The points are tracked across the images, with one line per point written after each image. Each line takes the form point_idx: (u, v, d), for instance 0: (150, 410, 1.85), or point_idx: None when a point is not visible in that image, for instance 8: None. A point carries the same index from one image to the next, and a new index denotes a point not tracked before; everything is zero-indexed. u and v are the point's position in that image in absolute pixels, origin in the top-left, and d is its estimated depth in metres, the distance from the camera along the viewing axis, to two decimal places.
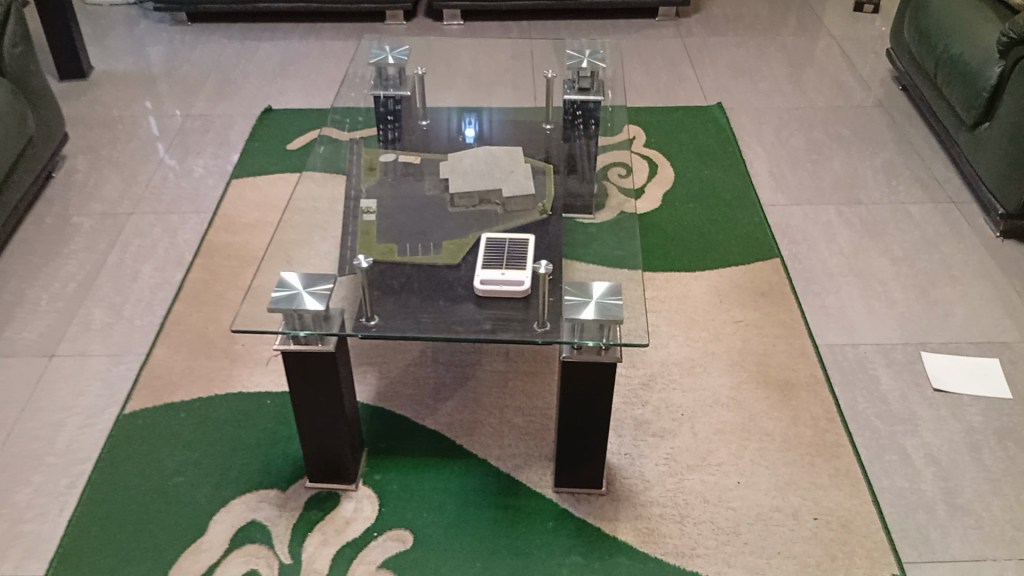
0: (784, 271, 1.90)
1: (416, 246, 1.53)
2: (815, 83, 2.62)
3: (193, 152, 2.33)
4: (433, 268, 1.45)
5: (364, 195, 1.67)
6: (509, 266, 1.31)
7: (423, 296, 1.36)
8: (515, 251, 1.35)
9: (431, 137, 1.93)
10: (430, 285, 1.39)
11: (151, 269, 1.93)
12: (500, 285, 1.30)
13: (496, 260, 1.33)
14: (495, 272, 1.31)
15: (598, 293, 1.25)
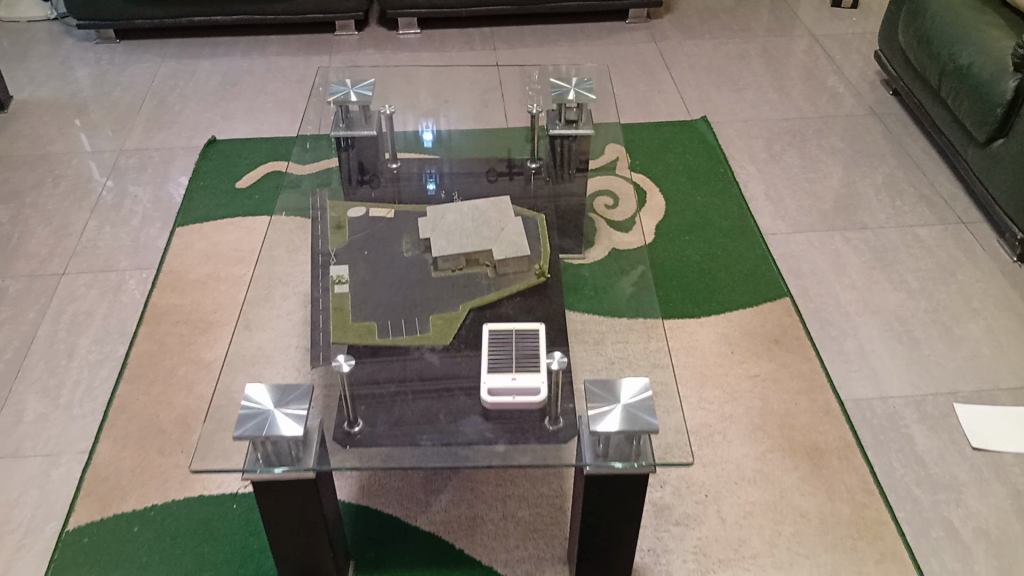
0: (797, 312, 1.74)
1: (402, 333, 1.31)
2: (802, 89, 2.47)
3: (131, 195, 2.07)
4: (423, 361, 1.27)
5: (332, 258, 1.46)
6: (518, 368, 1.14)
7: (418, 408, 1.18)
8: (524, 344, 1.18)
9: (406, 183, 1.67)
10: (423, 388, 1.22)
11: (91, 342, 1.69)
12: (510, 395, 1.12)
13: (503, 357, 1.16)
14: (504, 376, 1.13)
15: (627, 394, 1.07)
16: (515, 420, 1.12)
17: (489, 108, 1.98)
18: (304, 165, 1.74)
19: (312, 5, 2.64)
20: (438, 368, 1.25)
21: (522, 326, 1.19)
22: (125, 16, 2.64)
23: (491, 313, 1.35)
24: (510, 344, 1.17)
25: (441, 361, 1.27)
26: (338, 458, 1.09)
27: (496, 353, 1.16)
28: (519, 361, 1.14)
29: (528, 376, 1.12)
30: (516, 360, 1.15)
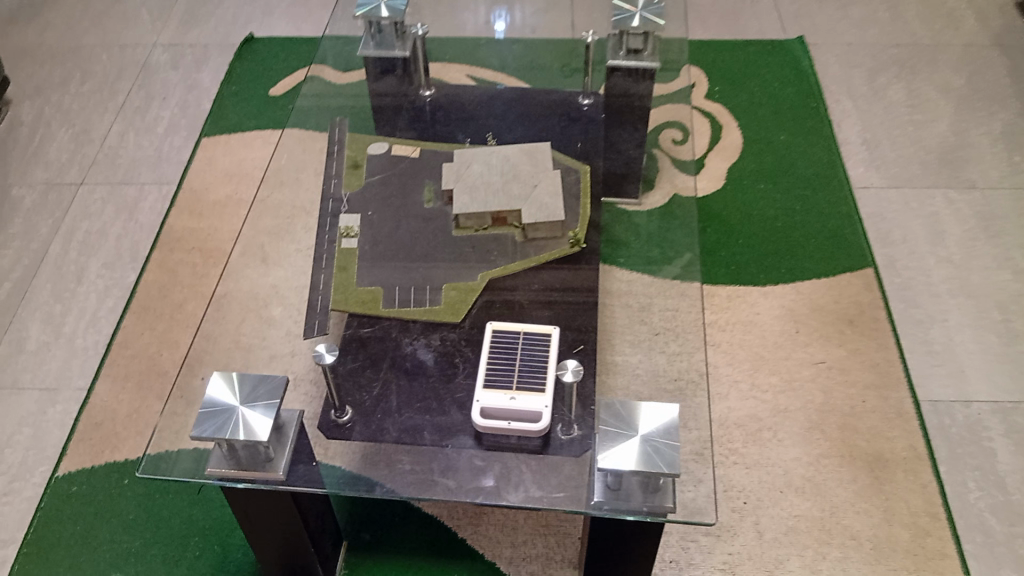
0: (878, 288, 1.51)
1: (395, 327, 1.16)
2: (919, 9, 2.12)
3: (159, 98, 1.93)
4: (415, 360, 1.11)
5: (344, 205, 1.29)
6: (519, 386, 0.96)
7: (404, 424, 1.03)
8: (533, 353, 1.00)
9: (440, 117, 1.53)
10: (414, 399, 1.06)
11: (101, 266, 1.59)
12: (506, 421, 0.95)
13: (504, 370, 0.98)
14: (501, 395, 0.95)
15: (650, 423, 0.90)
16: (509, 450, 0.96)
17: (548, 24, 1.75)
18: (337, 70, 1.65)
19: None
20: (431, 374, 1.09)
21: (533, 329, 1.01)
22: None
23: (502, 305, 1.17)
24: (514, 353, 0.99)
25: (435, 362, 1.10)
26: (296, 475, 0.94)
27: (497, 363, 0.99)
28: (523, 378, 0.97)
29: (529, 398, 0.95)
30: (519, 374, 0.97)
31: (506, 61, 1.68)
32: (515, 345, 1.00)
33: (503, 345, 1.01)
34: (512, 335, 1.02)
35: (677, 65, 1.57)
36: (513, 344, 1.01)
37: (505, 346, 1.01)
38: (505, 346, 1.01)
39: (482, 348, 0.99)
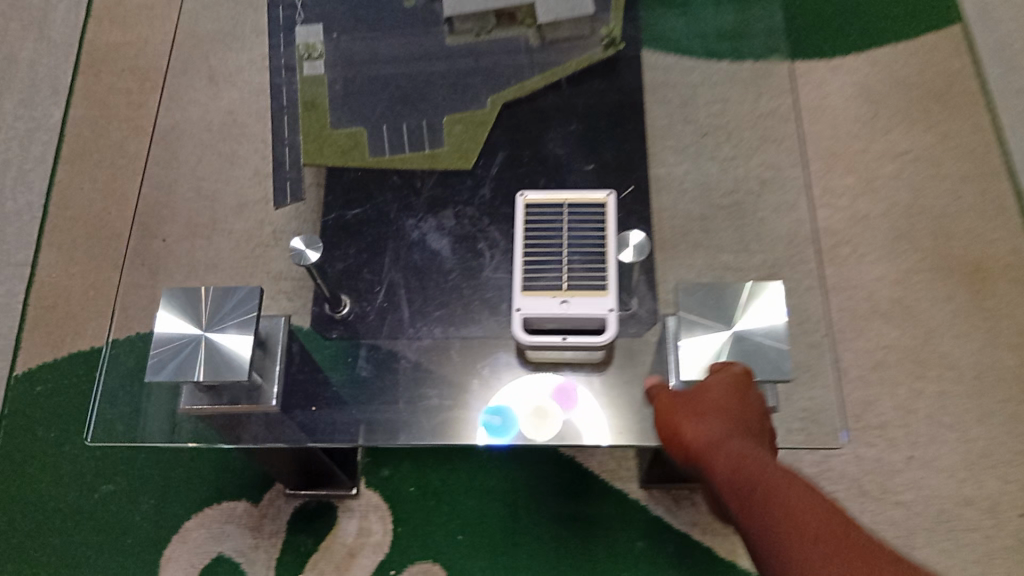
0: (970, 51, 1.23)
1: (391, 203, 0.92)
2: None
3: None
4: (425, 250, 0.88)
5: (299, 14, 0.98)
6: (572, 286, 0.70)
7: (422, 341, 0.81)
8: (583, 227, 0.73)
9: None
10: (429, 304, 0.84)
11: (17, 105, 1.30)
12: (560, 336, 0.71)
13: (548, 261, 0.71)
14: (549, 299, 0.70)
15: (755, 318, 0.70)
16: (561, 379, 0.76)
17: None
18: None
19: None
20: (448, 272, 0.86)
21: (579, 196, 0.74)
22: None
23: (530, 156, 0.94)
24: (557, 232, 0.73)
25: (452, 252, 0.88)
26: (293, 428, 0.76)
27: (536, 250, 0.72)
28: (575, 270, 0.71)
29: (587, 303, 0.69)
30: (570, 264, 0.71)
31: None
32: (557, 221, 0.73)
33: (539, 221, 0.74)
34: (551, 204, 0.74)
35: None
36: (553, 217, 0.74)
37: (544, 220, 0.73)
38: (543, 222, 0.73)
39: (516, 233, 0.72)
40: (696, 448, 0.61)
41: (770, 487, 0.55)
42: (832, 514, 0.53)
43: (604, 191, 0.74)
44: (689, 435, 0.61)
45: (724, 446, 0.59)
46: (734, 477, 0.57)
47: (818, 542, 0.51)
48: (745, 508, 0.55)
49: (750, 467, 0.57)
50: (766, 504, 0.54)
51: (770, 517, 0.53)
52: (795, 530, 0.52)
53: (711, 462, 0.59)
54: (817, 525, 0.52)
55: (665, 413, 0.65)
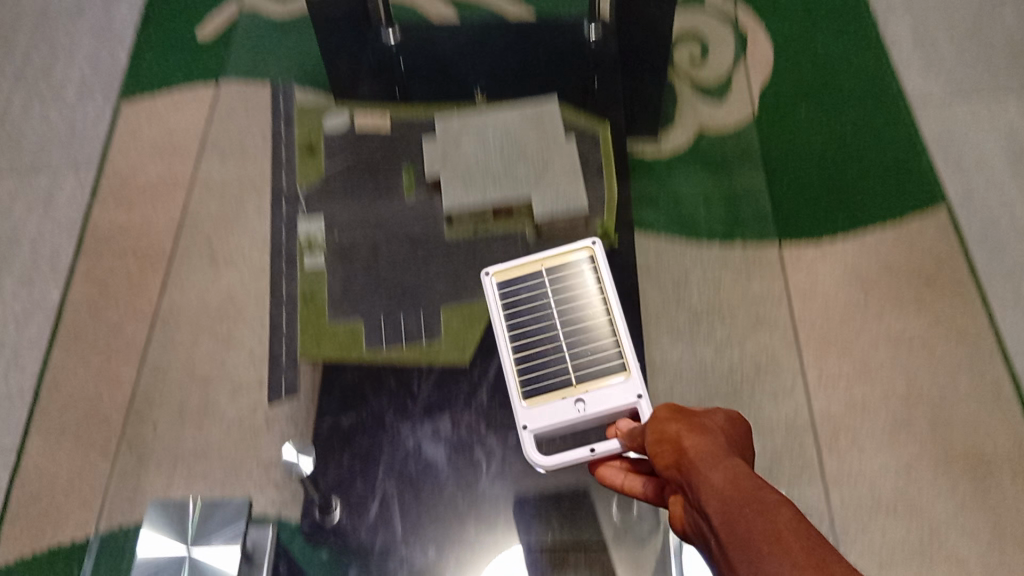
0: (957, 235, 1.25)
1: (387, 407, 0.93)
2: None
3: (62, 55, 1.58)
4: (422, 459, 0.89)
5: (302, 205, 1.00)
6: (581, 381, 0.84)
7: (415, 562, 0.83)
8: (573, 301, 0.88)
9: None
10: (423, 519, 0.85)
11: (17, 286, 1.32)
12: (587, 447, 0.79)
13: (555, 355, 0.85)
14: (565, 403, 0.83)
15: None
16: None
17: None
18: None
19: None
20: (444, 482, 0.87)
21: (562, 267, 0.89)
22: None
23: None
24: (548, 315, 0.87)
25: (448, 461, 0.89)
26: None
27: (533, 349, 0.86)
28: (582, 358, 0.85)
29: (604, 388, 0.83)
30: (572, 348, 0.85)
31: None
32: (545, 309, 0.88)
33: (527, 314, 0.88)
34: (535, 283, 0.89)
35: None
36: (537, 297, 0.89)
37: (531, 306, 0.88)
38: (528, 312, 0.88)
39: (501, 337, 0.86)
40: (672, 445, 0.60)
41: (727, 471, 0.53)
42: (780, 496, 0.50)
43: (580, 252, 0.90)
44: (671, 434, 0.61)
45: (700, 442, 0.58)
46: (699, 466, 0.56)
47: (756, 512, 0.48)
48: (702, 490, 0.54)
49: (717, 459, 0.55)
50: (736, 496, 0.50)
51: (731, 506, 0.50)
52: (737, 505, 0.50)
53: (682, 454, 0.58)
54: (764, 504, 0.49)
55: (652, 425, 0.65)
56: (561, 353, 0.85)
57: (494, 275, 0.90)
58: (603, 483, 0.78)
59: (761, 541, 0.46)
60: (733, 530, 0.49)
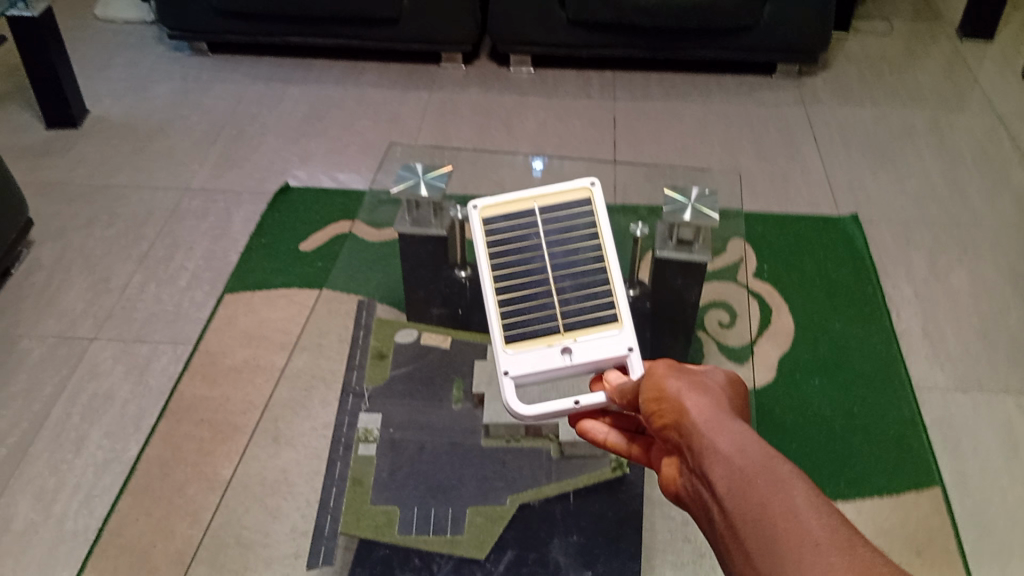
0: (949, 512, 1.35)
1: None
2: (979, 185, 2.01)
3: (183, 247, 1.85)
4: None
5: (364, 401, 1.19)
6: (569, 329, 0.91)
7: None
8: (570, 248, 0.96)
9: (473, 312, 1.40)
10: None
11: (102, 435, 1.48)
12: (574, 399, 0.85)
13: (543, 293, 0.93)
14: (552, 347, 0.89)
15: None
16: None
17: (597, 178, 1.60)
18: (369, 226, 1.52)
19: (414, 34, 2.31)
20: None
21: (557, 205, 0.98)
22: (217, 30, 2.37)
23: (534, 557, 1.08)
24: (537, 261, 0.95)
25: None
26: None
27: (521, 293, 0.93)
28: (570, 307, 0.92)
29: (595, 340, 0.90)
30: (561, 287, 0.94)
31: None
32: (536, 252, 0.95)
33: (517, 257, 0.95)
34: (528, 222, 0.97)
35: (725, 239, 1.41)
36: (529, 237, 0.96)
37: (521, 249, 0.96)
38: (516, 252, 0.95)
39: (490, 289, 0.93)
40: (672, 410, 0.69)
41: (732, 441, 0.61)
42: (791, 467, 0.57)
43: (580, 192, 0.98)
44: (672, 395, 0.69)
45: (701, 407, 0.66)
46: (704, 432, 0.63)
47: (770, 481, 0.56)
48: (708, 457, 0.62)
49: (727, 431, 0.63)
50: (751, 470, 0.58)
51: (745, 480, 0.57)
52: (745, 475, 0.58)
53: (686, 416, 0.66)
54: (777, 478, 0.56)
55: (654, 383, 0.73)
56: (550, 297, 0.92)
57: (480, 210, 0.97)
58: (583, 434, 0.87)
59: (773, 507, 0.54)
60: (742, 496, 0.56)
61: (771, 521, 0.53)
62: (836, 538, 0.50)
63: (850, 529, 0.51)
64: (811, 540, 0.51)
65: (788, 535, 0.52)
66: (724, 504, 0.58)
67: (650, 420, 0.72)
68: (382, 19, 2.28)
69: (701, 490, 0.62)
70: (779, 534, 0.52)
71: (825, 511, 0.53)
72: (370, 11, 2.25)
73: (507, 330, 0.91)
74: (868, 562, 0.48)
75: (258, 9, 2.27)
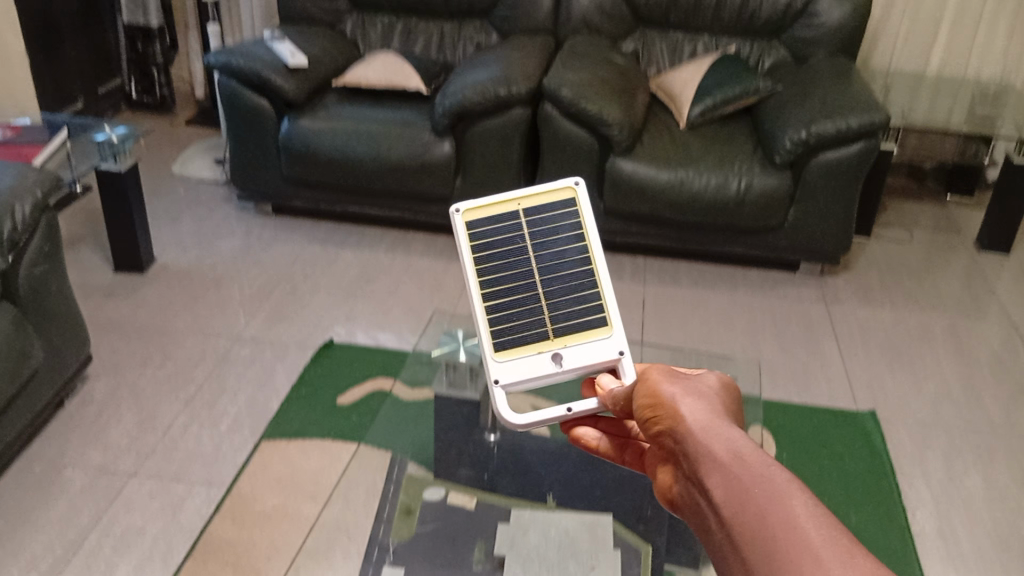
0: None
1: None
2: (996, 393, 2.08)
3: (227, 391, 1.95)
4: None
5: (390, 554, 1.32)
6: (557, 334, 1.06)
7: None
8: (554, 251, 1.09)
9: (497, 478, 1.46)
10: None
11: (129, 569, 1.52)
12: (566, 405, 1.00)
13: (530, 298, 1.06)
14: (544, 353, 1.05)
15: None
16: None
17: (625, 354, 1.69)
18: (407, 385, 1.60)
19: None
20: None
21: (539, 206, 1.10)
22: (283, 194, 2.58)
23: None
24: (525, 266, 1.08)
25: None
26: None
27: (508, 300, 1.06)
28: (559, 311, 1.07)
29: (580, 345, 1.06)
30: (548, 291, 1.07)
31: None
32: (524, 256, 1.08)
33: (504, 261, 1.07)
34: (514, 226, 1.09)
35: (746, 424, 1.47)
36: (515, 239, 1.08)
37: (510, 252, 1.07)
38: (504, 254, 1.07)
39: (478, 299, 1.05)
40: (668, 416, 0.77)
41: (724, 442, 0.70)
42: (777, 465, 0.65)
43: (562, 194, 1.10)
44: (668, 402, 0.78)
45: (693, 413, 0.75)
46: (698, 435, 0.72)
47: (759, 483, 0.64)
48: (702, 457, 0.70)
49: (719, 436, 0.71)
50: (741, 473, 0.65)
51: (737, 483, 0.65)
52: (736, 472, 0.66)
53: (681, 421, 0.75)
54: (766, 480, 0.64)
55: (651, 391, 0.81)
56: (538, 302, 1.06)
57: (463, 214, 1.08)
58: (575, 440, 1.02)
59: (763, 501, 0.62)
60: (735, 490, 0.65)
61: (763, 514, 0.61)
62: (821, 529, 0.59)
63: (832, 521, 0.60)
64: (798, 531, 0.59)
65: (779, 526, 0.60)
66: (717, 502, 0.66)
67: (647, 425, 0.81)
68: (435, 196, 2.48)
69: (696, 488, 0.70)
70: (770, 526, 0.60)
71: (809, 506, 0.61)
72: (426, 189, 2.44)
73: (501, 338, 1.05)
74: (850, 556, 0.56)
75: (324, 180, 2.48)
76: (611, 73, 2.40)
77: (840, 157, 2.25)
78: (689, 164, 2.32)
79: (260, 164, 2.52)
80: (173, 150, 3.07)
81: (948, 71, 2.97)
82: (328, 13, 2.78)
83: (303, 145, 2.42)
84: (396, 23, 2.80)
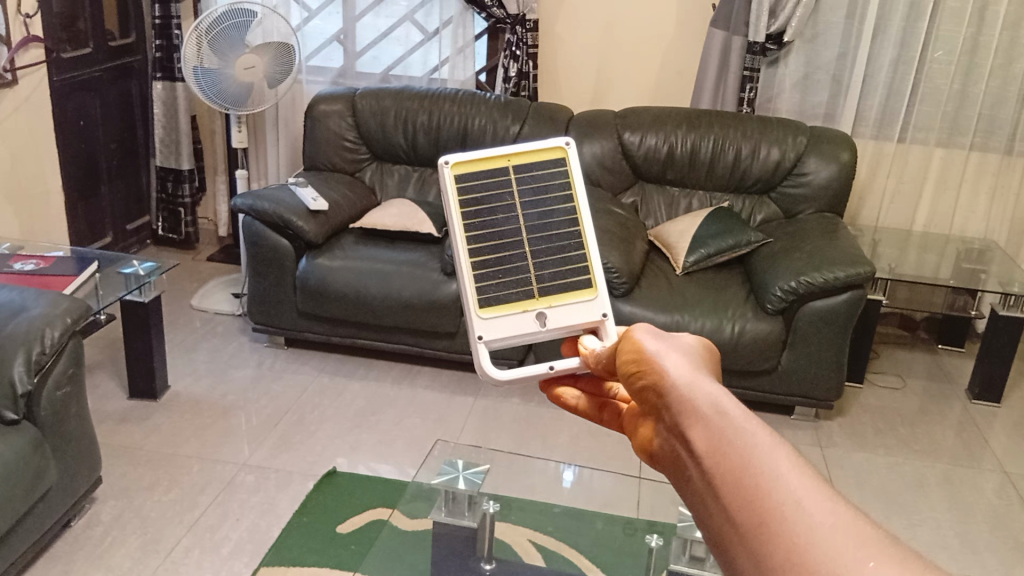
0: None
1: None
2: (989, 540, 2.10)
3: (231, 517, 1.99)
4: None
5: None
6: (544, 294, 0.93)
7: None
8: (544, 206, 0.93)
9: None
10: None
11: None
12: (547, 363, 0.90)
13: (515, 257, 0.91)
14: (530, 313, 0.93)
15: None
16: None
17: (624, 482, 1.73)
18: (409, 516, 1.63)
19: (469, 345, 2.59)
20: None
21: (531, 157, 0.94)
22: (296, 327, 2.68)
23: None
24: (512, 223, 0.92)
25: None
26: None
27: (494, 259, 0.91)
28: (546, 269, 0.93)
29: (569, 307, 0.94)
30: (537, 251, 0.93)
31: (582, 541, 1.67)
32: (512, 213, 0.92)
33: (492, 217, 0.91)
34: (503, 183, 0.92)
35: None
36: (503, 195, 0.92)
37: (498, 209, 0.91)
38: (492, 210, 0.91)
39: (462, 251, 0.89)
40: (653, 371, 0.63)
41: (714, 403, 0.57)
42: (775, 436, 0.53)
43: (556, 147, 0.94)
44: (653, 359, 0.64)
45: (681, 370, 0.62)
46: (686, 397, 0.59)
47: (756, 457, 0.51)
48: (689, 421, 0.57)
49: (707, 401, 0.57)
50: (731, 443, 0.53)
51: (728, 453, 0.53)
52: (727, 440, 0.53)
53: (666, 379, 0.61)
54: (762, 453, 0.51)
55: (631, 348, 0.68)
56: (525, 260, 0.92)
57: (452, 167, 0.90)
58: (558, 401, 0.92)
59: (758, 482, 0.50)
60: (724, 462, 0.52)
61: (757, 492, 0.50)
62: (827, 514, 0.48)
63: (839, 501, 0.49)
64: (803, 516, 0.48)
65: (778, 509, 0.49)
66: (706, 476, 0.53)
67: (628, 380, 0.67)
68: (443, 332, 2.58)
69: (681, 458, 0.57)
70: (768, 511, 0.49)
71: (814, 486, 0.49)
72: (435, 325, 2.55)
73: (483, 294, 0.91)
74: (865, 551, 0.46)
75: (339, 315, 2.59)
76: (611, 223, 2.56)
77: (828, 306, 2.36)
78: (685, 310, 2.43)
79: (277, 298, 2.64)
80: (194, 284, 3.21)
81: (933, 228, 3.13)
82: (350, 162, 2.98)
83: (319, 283, 2.55)
84: (412, 172, 3.01)
